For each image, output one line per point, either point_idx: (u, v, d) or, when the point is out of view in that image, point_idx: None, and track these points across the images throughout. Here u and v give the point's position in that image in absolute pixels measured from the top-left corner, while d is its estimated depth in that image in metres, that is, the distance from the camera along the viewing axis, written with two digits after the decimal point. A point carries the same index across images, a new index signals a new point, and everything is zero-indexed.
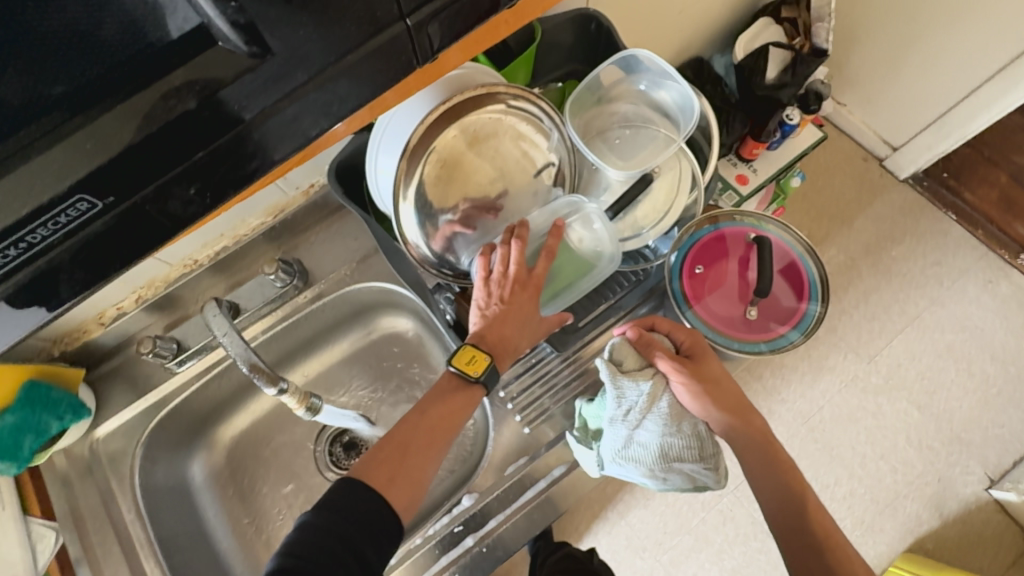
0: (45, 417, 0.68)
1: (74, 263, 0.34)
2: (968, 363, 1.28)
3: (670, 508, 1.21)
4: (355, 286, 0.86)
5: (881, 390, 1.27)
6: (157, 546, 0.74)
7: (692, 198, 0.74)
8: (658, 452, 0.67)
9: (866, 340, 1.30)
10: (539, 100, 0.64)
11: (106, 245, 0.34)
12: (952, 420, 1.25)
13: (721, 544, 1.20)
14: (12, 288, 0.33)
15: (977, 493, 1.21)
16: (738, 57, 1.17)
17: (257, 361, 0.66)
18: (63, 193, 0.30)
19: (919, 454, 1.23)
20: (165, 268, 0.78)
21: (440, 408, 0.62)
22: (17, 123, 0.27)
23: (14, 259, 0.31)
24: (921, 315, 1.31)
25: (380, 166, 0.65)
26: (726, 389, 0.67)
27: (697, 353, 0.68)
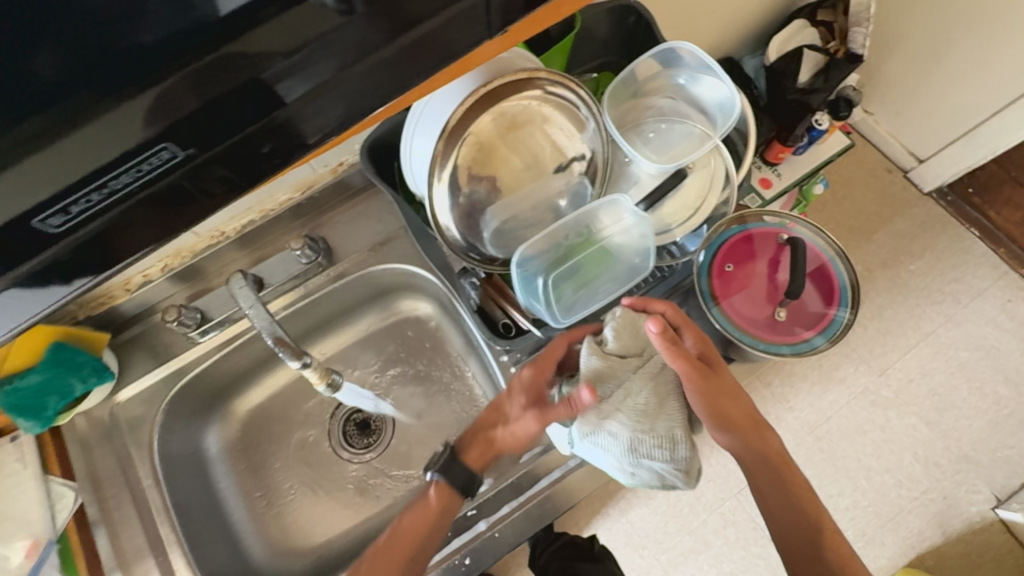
0: (69, 378, 0.69)
1: (141, 210, 0.37)
2: (980, 382, 1.27)
3: (671, 508, 1.21)
4: (378, 267, 0.86)
5: (891, 404, 1.26)
6: (173, 513, 0.73)
7: (724, 196, 0.73)
8: (626, 445, 0.64)
9: (879, 353, 1.29)
10: (579, 87, 0.63)
11: (172, 196, 0.38)
12: (961, 438, 1.24)
13: (721, 547, 1.20)
14: (85, 235, 0.37)
15: (983, 512, 1.21)
16: (772, 58, 1.15)
17: (282, 335, 0.66)
18: (146, 142, 0.33)
19: (926, 471, 1.22)
20: (193, 238, 0.78)
21: (414, 519, 0.65)
22: (81, 87, 0.29)
23: (91, 206, 0.35)
24: (936, 331, 1.30)
25: (416, 146, 0.65)
26: (737, 399, 0.66)
27: (709, 358, 0.67)
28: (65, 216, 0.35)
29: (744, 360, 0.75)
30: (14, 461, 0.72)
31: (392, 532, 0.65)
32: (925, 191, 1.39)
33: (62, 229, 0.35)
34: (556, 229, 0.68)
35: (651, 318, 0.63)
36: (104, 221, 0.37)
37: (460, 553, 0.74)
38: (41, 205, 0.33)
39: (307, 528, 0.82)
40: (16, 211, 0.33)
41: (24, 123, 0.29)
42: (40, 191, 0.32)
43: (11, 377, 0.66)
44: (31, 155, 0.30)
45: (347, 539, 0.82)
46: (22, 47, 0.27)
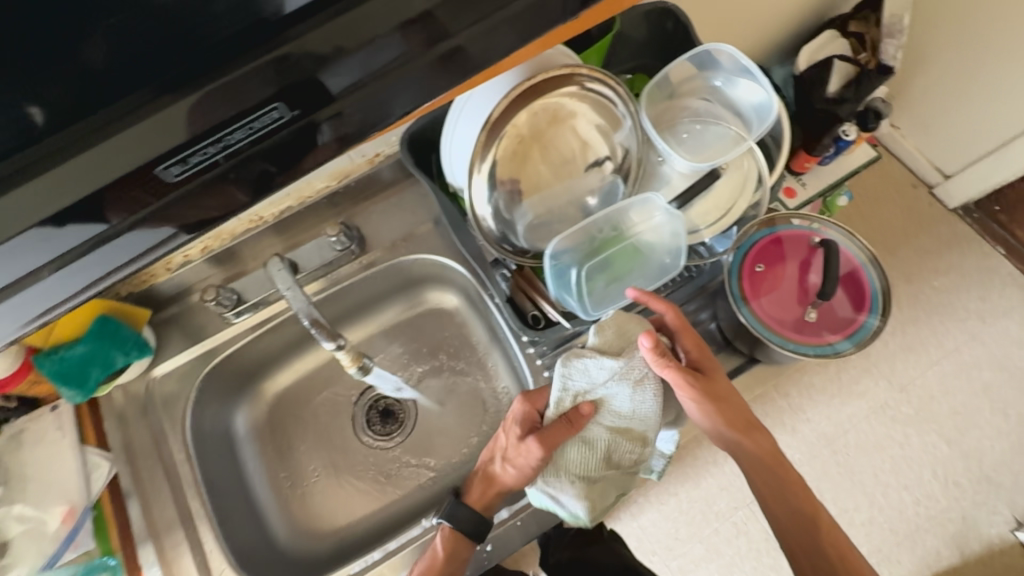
0: (112, 351, 0.71)
1: (230, 172, 0.43)
2: (1003, 403, 1.25)
3: (683, 514, 1.20)
4: (408, 257, 0.88)
5: (911, 421, 1.24)
6: (204, 487, 0.76)
7: (756, 198, 0.74)
8: (605, 452, 0.64)
9: (899, 368, 1.27)
10: (616, 85, 0.65)
11: (252, 163, 0.43)
12: (983, 459, 1.22)
13: (732, 557, 1.19)
14: (191, 188, 0.42)
15: (1003, 535, 1.19)
16: (801, 67, 1.15)
17: (318, 317, 0.68)
18: (263, 101, 0.39)
19: (945, 490, 1.21)
20: (233, 221, 0.80)
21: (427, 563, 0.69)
22: (180, 71, 0.35)
23: (203, 161, 0.40)
24: (958, 349, 1.28)
25: (458, 135, 0.66)
26: (733, 406, 0.64)
27: (701, 365, 0.65)
28: (184, 165, 0.40)
29: (770, 363, 0.75)
30: (53, 429, 0.75)
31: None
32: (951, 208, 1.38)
33: (180, 178, 0.41)
34: (587, 224, 0.69)
35: (645, 333, 0.62)
36: (206, 179, 0.42)
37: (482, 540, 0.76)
38: (167, 155, 0.38)
39: (329, 511, 0.84)
40: (85, 191, 0.38)
41: (88, 118, 0.34)
42: (94, 180, 0.38)
43: (58, 347, 0.70)
44: (117, 132, 0.36)
45: (368, 523, 0.83)
46: (74, 41, 0.31)
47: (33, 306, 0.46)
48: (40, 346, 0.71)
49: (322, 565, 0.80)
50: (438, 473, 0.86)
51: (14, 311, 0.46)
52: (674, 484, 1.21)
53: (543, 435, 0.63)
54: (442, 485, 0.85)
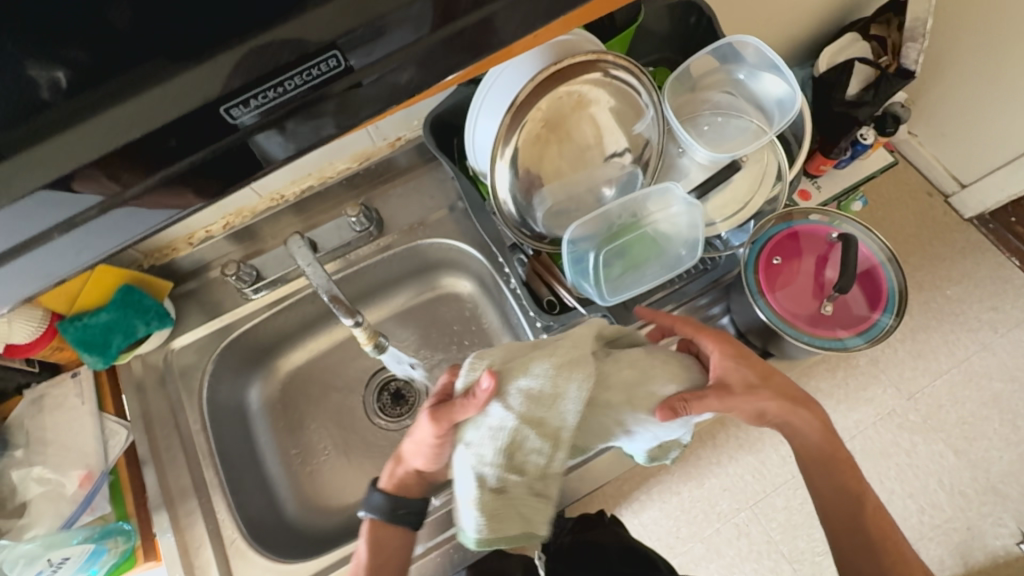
0: (134, 320, 0.73)
1: (280, 125, 0.38)
2: (1014, 414, 1.18)
3: (684, 514, 1.07)
4: (425, 241, 0.88)
5: (918, 428, 1.17)
6: (218, 458, 0.77)
7: (775, 191, 0.74)
8: (507, 446, 0.53)
9: (908, 376, 1.20)
10: (642, 74, 0.65)
11: (298, 122, 0.39)
12: (989, 470, 1.16)
13: (731, 558, 1.06)
14: (246, 135, 0.37)
15: (1008, 547, 1.12)
16: (821, 70, 1.13)
17: (337, 294, 0.70)
18: (322, 47, 0.34)
19: (951, 499, 1.14)
20: (254, 199, 0.83)
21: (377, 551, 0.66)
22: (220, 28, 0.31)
23: (262, 104, 0.36)
24: (968, 359, 1.21)
25: (480, 125, 0.68)
26: (772, 396, 0.62)
27: (732, 371, 0.61)
28: (245, 107, 0.35)
29: (783, 356, 0.76)
30: (74, 396, 0.77)
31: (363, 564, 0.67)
32: (965, 219, 1.32)
33: (241, 121, 0.36)
34: (605, 211, 0.70)
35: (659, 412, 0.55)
36: (263, 127, 0.37)
37: None
38: (227, 94, 0.34)
39: (336, 489, 0.84)
40: (104, 149, 0.34)
41: (112, 76, 0.31)
42: (113, 141, 0.33)
43: (82, 314, 0.71)
44: (147, 88, 0.32)
45: None
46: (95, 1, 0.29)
47: (38, 278, 0.41)
48: (65, 314, 0.72)
49: (329, 541, 0.80)
50: None
51: (15, 281, 0.40)
52: (677, 481, 1.07)
53: (439, 411, 0.55)
54: None
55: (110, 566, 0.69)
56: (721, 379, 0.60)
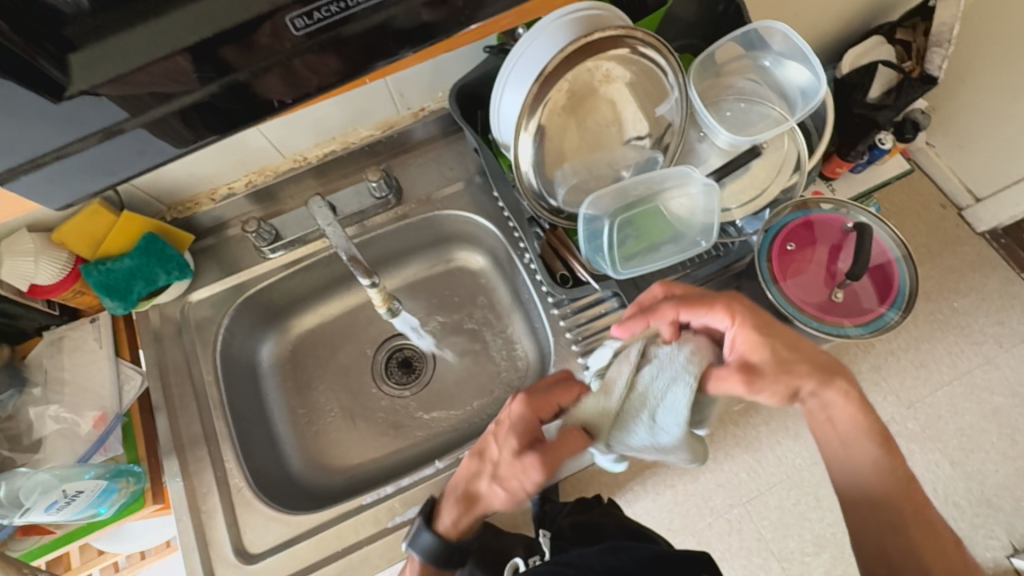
0: (156, 269, 0.75)
1: (335, 50, 0.36)
2: (1013, 429, 1.05)
3: (678, 506, 1.03)
4: (442, 213, 0.89)
5: (915, 438, 1.04)
6: (227, 409, 0.78)
7: (793, 180, 0.75)
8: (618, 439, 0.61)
9: (909, 385, 1.07)
10: (669, 53, 0.65)
11: (345, 54, 0.37)
12: (984, 482, 1.03)
13: (723, 553, 1.02)
14: (302, 55, 0.36)
15: (996, 559, 1.01)
16: (843, 71, 1.08)
17: (356, 254, 0.71)
18: None
19: (943, 509, 1.02)
20: (278, 158, 0.84)
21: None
22: None
23: (322, 20, 0.34)
24: (971, 371, 1.08)
25: (506, 98, 0.67)
26: (802, 367, 0.58)
27: (758, 348, 0.57)
28: (308, 19, 0.34)
29: None
30: (92, 339, 0.78)
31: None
32: (978, 233, 1.19)
33: (301, 34, 0.35)
34: (622, 186, 0.71)
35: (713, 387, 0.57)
36: (326, 45, 0.36)
37: None
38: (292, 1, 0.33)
39: (340, 450, 0.86)
40: (136, 65, 0.33)
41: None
42: (140, 57, 0.33)
43: (106, 260, 0.73)
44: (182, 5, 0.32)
45: (379, 465, 0.85)
46: None
47: (71, 190, 0.39)
48: (87, 258, 0.74)
49: (328, 499, 0.82)
50: (447, 425, 0.88)
51: (47, 188, 0.38)
52: (671, 475, 1.03)
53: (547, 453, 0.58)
54: (460, 432, 0.87)
55: (120, 505, 0.71)
56: (744, 358, 0.58)
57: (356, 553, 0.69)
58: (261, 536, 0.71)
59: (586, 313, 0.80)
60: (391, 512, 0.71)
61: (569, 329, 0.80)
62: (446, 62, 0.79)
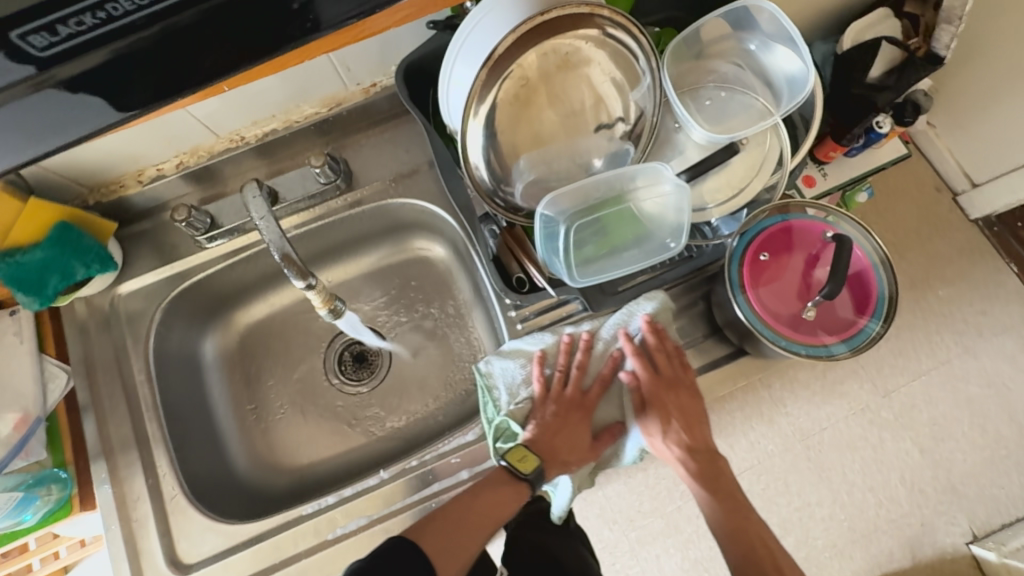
0: (72, 261, 0.68)
1: (118, 69, 0.30)
2: (984, 418, 0.96)
3: (649, 489, 0.91)
4: (396, 200, 0.82)
5: (887, 424, 0.96)
6: (162, 412, 0.74)
7: (773, 180, 0.68)
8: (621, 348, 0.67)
9: (887, 372, 0.98)
10: (641, 35, 0.59)
11: (128, 72, 0.30)
12: (951, 470, 0.94)
13: (689, 535, 0.90)
14: (66, 76, 0.29)
15: (954, 545, 0.92)
16: (842, 47, 0.96)
17: (290, 253, 0.65)
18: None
19: (909, 495, 0.93)
20: (211, 137, 0.76)
21: (485, 503, 0.63)
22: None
23: (72, 37, 0.27)
24: (950, 361, 0.99)
25: (456, 74, 0.59)
26: (682, 402, 0.65)
27: (646, 362, 0.65)
28: (50, 35, 0.27)
29: (759, 355, 0.71)
30: (13, 333, 0.72)
31: (462, 513, 0.62)
32: (970, 220, 1.07)
33: (49, 54, 0.28)
34: (585, 186, 0.64)
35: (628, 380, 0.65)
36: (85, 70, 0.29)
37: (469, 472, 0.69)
38: (15, 16, 0.26)
39: (289, 447, 0.82)
40: None
41: None
42: None
43: (14, 251, 0.66)
44: None
45: (330, 464, 0.81)
46: None
47: None
48: None
49: (276, 503, 0.79)
50: (405, 419, 0.84)
51: None
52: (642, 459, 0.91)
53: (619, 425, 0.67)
54: (417, 432, 0.83)
55: (46, 512, 0.67)
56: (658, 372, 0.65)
57: (296, 565, 0.67)
58: (196, 545, 0.68)
59: (549, 317, 0.74)
60: (332, 524, 0.68)
61: (521, 320, 0.74)
62: (394, 34, 0.71)
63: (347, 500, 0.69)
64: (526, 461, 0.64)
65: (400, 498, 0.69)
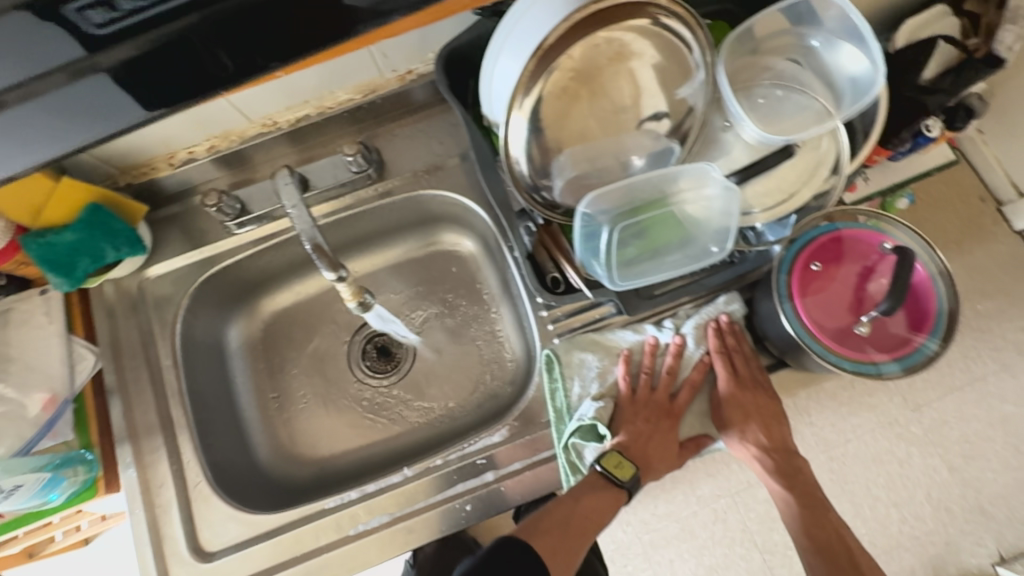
0: (102, 243, 0.68)
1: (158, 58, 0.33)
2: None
3: (660, 491, 0.87)
4: (427, 192, 0.80)
5: (915, 439, 0.87)
6: (187, 397, 0.73)
7: (828, 185, 0.65)
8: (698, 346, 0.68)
9: (918, 385, 0.89)
10: (698, 28, 0.57)
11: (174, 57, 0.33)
12: (981, 491, 0.85)
13: (704, 541, 0.85)
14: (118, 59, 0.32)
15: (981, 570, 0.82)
16: (895, 45, 0.88)
17: (321, 244, 0.63)
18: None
19: (934, 515, 0.84)
20: (244, 121, 0.75)
21: (585, 508, 0.62)
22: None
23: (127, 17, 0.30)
24: (985, 377, 0.89)
25: (500, 65, 0.56)
26: (761, 404, 0.66)
27: (727, 362, 0.66)
28: (109, 12, 0.30)
29: (801, 368, 0.68)
30: (41, 313, 0.71)
31: (557, 516, 0.62)
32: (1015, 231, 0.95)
33: (105, 32, 0.31)
34: (628, 187, 0.61)
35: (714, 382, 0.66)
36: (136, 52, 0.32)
37: (497, 477, 0.67)
38: None
39: (311, 439, 0.81)
40: None
41: None
42: None
43: (47, 232, 0.66)
44: None
45: (351, 458, 0.80)
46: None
47: None
48: (29, 228, 0.66)
49: (298, 494, 0.78)
50: (427, 415, 0.82)
51: None
52: None
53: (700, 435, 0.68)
54: (440, 429, 0.81)
55: (72, 493, 0.67)
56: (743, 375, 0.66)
57: (315, 559, 0.66)
58: (217, 535, 0.68)
59: (580, 320, 0.71)
60: (354, 520, 0.67)
61: (552, 322, 0.72)
62: (435, 24, 0.69)
63: (371, 496, 0.68)
64: (623, 467, 0.63)
65: (423, 497, 0.68)
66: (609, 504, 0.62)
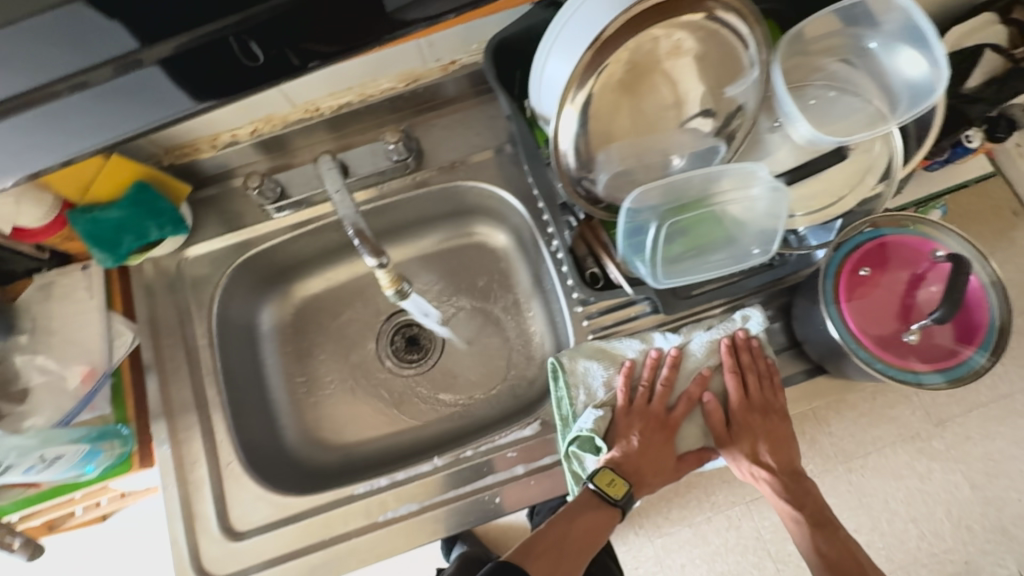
0: (146, 221, 0.69)
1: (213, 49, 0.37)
2: None
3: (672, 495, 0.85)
4: (464, 183, 0.79)
5: (938, 455, 0.83)
6: (222, 377, 0.74)
7: (877, 190, 0.64)
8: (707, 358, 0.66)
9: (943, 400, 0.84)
10: (756, 26, 0.56)
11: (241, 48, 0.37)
12: (1003, 510, 0.81)
13: (716, 548, 0.84)
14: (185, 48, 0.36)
15: None
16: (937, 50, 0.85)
17: (364, 229, 0.63)
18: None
19: (954, 533, 0.81)
20: (287, 107, 0.75)
21: (582, 527, 0.62)
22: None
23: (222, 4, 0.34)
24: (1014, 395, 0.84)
25: (551, 61, 0.57)
26: (771, 427, 0.64)
27: (738, 382, 0.64)
28: None
29: (840, 375, 0.67)
30: (83, 288, 0.73)
31: (557, 537, 0.62)
32: None
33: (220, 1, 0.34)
34: (671, 183, 0.61)
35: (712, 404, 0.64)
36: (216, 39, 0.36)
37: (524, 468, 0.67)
38: None
39: (337, 424, 0.81)
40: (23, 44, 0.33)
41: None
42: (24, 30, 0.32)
43: (94, 208, 0.67)
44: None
45: (376, 445, 0.80)
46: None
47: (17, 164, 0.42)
48: (76, 203, 0.68)
49: (324, 479, 0.78)
50: (453, 406, 0.82)
51: None
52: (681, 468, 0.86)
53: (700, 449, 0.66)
54: (466, 420, 0.81)
55: (106, 466, 0.68)
56: (747, 394, 0.64)
57: (343, 544, 0.66)
58: (247, 514, 0.68)
59: (615, 317, 0.71)
60: (383, 507, 0.67)
61: (586, 318, 0.72)
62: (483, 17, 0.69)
63: (401, 484, 0.68)
64: (617, 485, 0.62)
65: (451, 487, 0.68)
66: (604, 523, 0.62)
